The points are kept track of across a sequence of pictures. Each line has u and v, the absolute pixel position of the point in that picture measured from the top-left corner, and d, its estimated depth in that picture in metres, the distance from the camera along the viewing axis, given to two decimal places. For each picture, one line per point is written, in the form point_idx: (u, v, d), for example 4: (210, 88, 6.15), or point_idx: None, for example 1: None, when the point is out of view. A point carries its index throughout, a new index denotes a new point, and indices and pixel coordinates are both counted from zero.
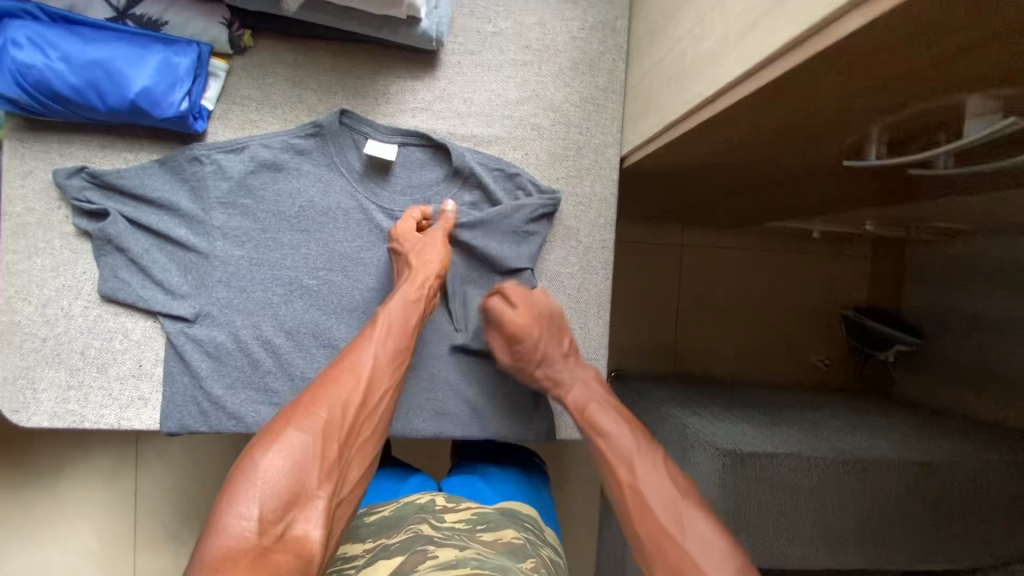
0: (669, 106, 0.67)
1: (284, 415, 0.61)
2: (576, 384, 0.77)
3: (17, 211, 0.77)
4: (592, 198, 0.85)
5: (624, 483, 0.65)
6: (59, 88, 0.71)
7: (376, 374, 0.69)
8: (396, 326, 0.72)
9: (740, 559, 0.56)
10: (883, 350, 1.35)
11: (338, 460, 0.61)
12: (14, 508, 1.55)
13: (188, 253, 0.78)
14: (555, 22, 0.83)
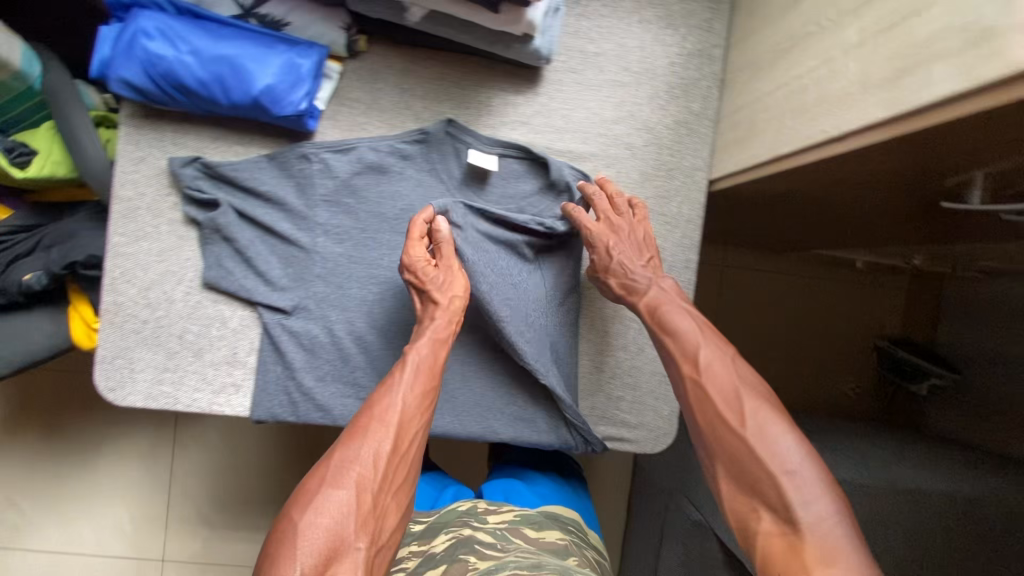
0: (781, 139, 0.69)
1: (320, 472, 0.65)
2: (651, 287, 0.79)
3: (128, 195, 0.79)
4: (679, 219, 0.87)
5: (688, 377, 0.71)
6: (186, 81, 0.73)
7: (404, 418, 0.70)
8: (418, 370, 0.73)
9: (797, 447, 0.63)
10: (916, 383, 1.32)
11: (373, 509, 0.64)
12: (55, 477, 1.60)
13: (289, 247, 0.80)
14: (656, 46, 0.86)
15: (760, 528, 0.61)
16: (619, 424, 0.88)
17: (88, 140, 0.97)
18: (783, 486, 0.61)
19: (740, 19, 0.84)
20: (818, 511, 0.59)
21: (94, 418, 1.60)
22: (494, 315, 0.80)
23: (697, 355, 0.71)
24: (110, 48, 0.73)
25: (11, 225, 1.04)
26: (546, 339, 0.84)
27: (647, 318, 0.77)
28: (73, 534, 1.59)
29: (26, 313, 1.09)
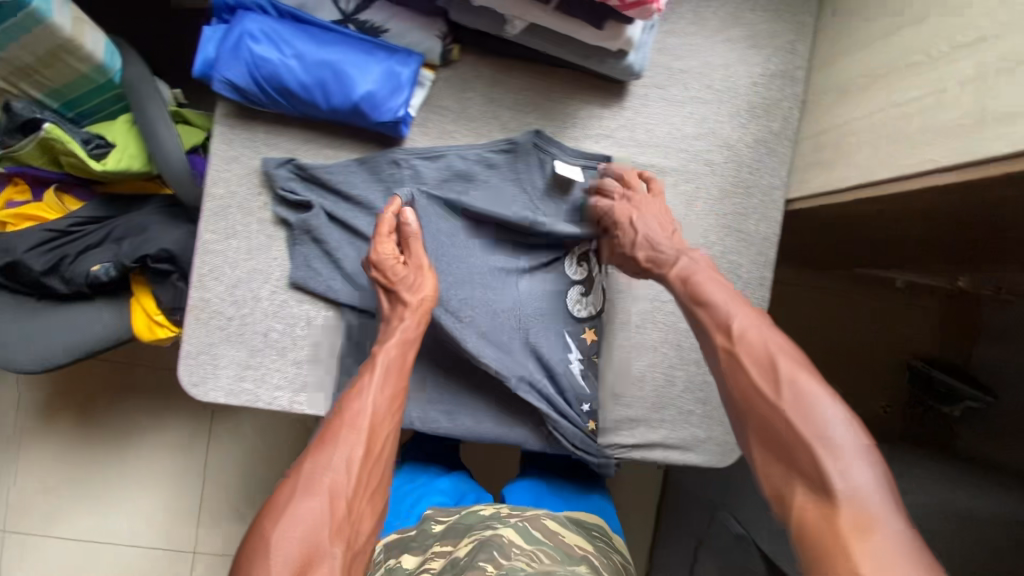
0: (878, 164, 0.70)
1: (289, 483, 0.60)
2: (681, 259, 0.72)
3: (219, 193, 0.80)
4: (755, 236, 0.88)
5: (721, 349, 0.63)
6: (289, 84, 0.74)
7: (375, 422, 0.67)
8: (389, 375, 0.71)
9: (837, 414, 0.55)
10: (947, 404, 1.26)
11: (349, 516, 0.59)
12: (89, 467, 1.60)
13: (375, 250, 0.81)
14: (740, 65, 0.87)
15: (793, 502, 0.54)
16: (688, 437, 0.88)
17: (167, 135, 0.98)
18: (820, 457, 0.53)
19: (825, 42, 0.85)
20: (858, 482, 0.51)
21: (130, 409, 1.60)
22: (450, 316, 0.81)
23: (730, 322, 0.63)
24: (215, 49, 0.74)
25: (82, 216, 1.05)
26: (512, 341, 0.83)
27: (680, 287, 0.70)
28: (104, 522, 1.58)
29: (88, 304, 1.10)
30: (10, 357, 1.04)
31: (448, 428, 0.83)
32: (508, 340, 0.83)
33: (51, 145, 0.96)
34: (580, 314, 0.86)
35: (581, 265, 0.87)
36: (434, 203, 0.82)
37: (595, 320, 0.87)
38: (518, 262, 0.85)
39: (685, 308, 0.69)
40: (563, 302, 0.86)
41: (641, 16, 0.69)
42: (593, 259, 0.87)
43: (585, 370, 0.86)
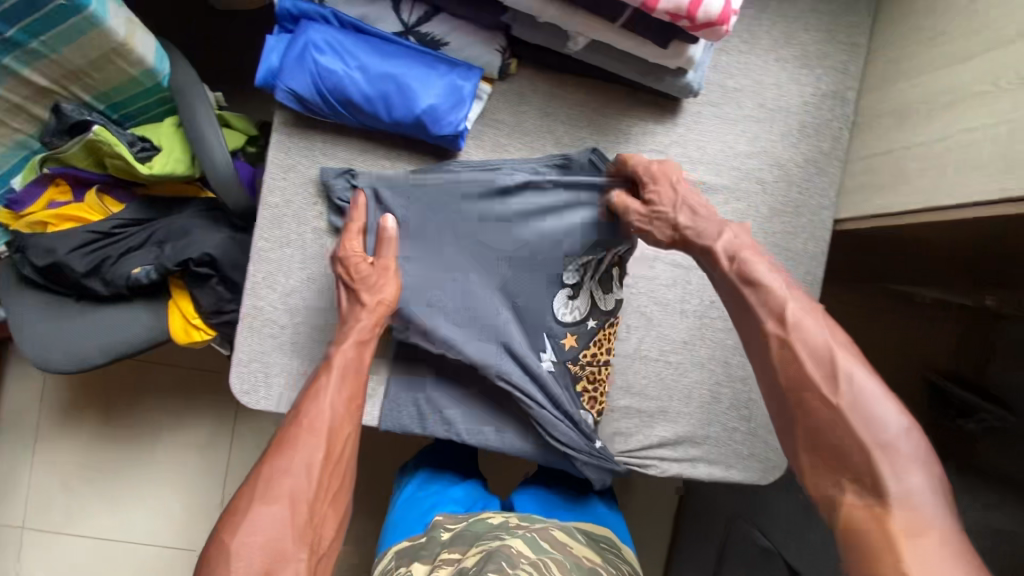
0: (939, 189, 0.71)
1: (247, 491, 0.63)
2: (722, 230, 0.72)
3: (275, 202, 0.80)
4: (803, 255, 0.89)
5: (775, 337, 0.63)
6: (353, 96, 0.74)
7: (333, 425, 0.70)
8: (344, 377, 0.74)
9: (895, 415, 0.57)
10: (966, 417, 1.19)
11: (310, 520, 0.63)
12: (103, 468, 1.56)
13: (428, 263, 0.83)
14: (792, 84, 0.87)
15: (841, 500, 0.57)
16: (730, 453, 0.88)
17: (211, 133, 0.97)
18: (874, 458, 0.56)
19: (878, 63, 0.85)
20: (911, 484, 0.55)
21: (144, 409, 1.57)
22: (426, 308, 0.82)
23: (784, 308, 0.64)
24: (279, 58, 0.75)
25: (124, 218, 1.05)
26: (490, 342, 0.82)
27: (726, 264, 0.69)
28: (122, 521, 1.56)
29: (126, 306, 1.09)
30: (49, 357, 1.06)
31: (496, 443, 0.84)
32: (484, 330, 0.82)
33: (97, 147, 0.96)
34: (564, 318, 0.84)
35: (576, 270, 0.84)
36: (409, 193, 0.81)
37: (579, 326, 0.84)
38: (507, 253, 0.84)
39: (730, 288, 0.69)
40: (548, 303, 0.84)
41: (709, 37, 0.69)
42: (591, 266, 0.84)
43: (558, 373, 0.84)
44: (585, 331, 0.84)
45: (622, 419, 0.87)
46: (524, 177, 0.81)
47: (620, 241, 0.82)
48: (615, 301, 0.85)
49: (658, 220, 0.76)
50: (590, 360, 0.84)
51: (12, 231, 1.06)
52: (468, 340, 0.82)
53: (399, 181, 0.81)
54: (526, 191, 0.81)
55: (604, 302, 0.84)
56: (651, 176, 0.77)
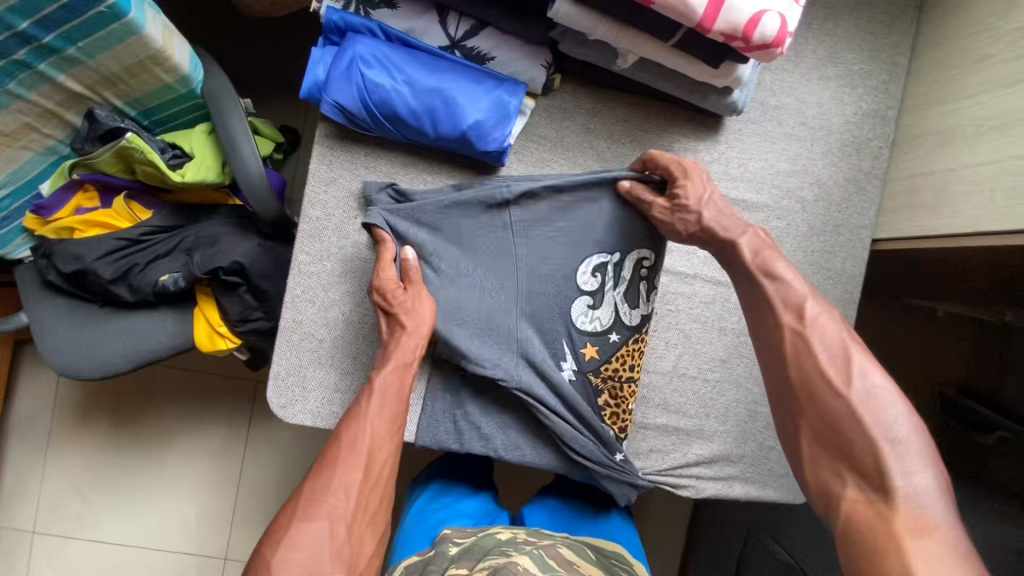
0: (987, 214, 0.71)
1: (290, 509, 0.63)
2: (745, 232, 0.72)
3: (315, 215, 0.80)
4: (841, 274, 0.88)
5: (789, 328, 0.63)
6: (399, 110, 0.74)
7: (374, 447, 0.69)
8: (385, 399, 0.73)
9: (906, 416, 0.56)
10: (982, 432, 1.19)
11: (349, 540, 0.63)
12: (114, 473, 1.54)
13: (469, 282, 0.80)
14: (833, 103, 0.87)
15: (842, 494, 0.56)
16: (767, 472, 0.88)
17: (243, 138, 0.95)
18: (881, 452, 0.54)
19: (920, 84, 0.85)
20: (919, 484, 0.53)
21: (155, 413, 1.55)
22: (457, 324, 0.79)
23: (802, 305, 0.64)
24: (325, 71, 0.75)
25: (152, 225, 1.04)
26: (511, 360, 0.80)
27: (748, 263, 0.69)
28: (135, 526, 1.53)
29: (151, 313, 1.08)
30: (74, 364, 1.05)
31: (533, 458, 0.83)
32: (512, 345, 0.81)
33: (128, 154, 0.94)
34: (584, 326, 0.82)
35: (596, 276, 0.81)
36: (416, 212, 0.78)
37: (600, 337, 0.82)
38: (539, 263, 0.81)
39: (749, 282, 0.69)
40: (567, 313, 0.82)
41: (762, 58, 0.69)
42: (611, 273, 0.82)
43: (579, 384, 0.83)
44: (608, 344, 0.82)
45: (659, 436, 0.87)
46: (523, 187, 0.79)
47: (636, 246, 0.81)
48: (640, 316, 0.83)
49: (680, 214, 0.74)
50: (611, 374, 0.83)
51: (39, 236, 1.05)
52: (490, 354, 0.80)
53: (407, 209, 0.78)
54: (524, 201, 0.80)
55: (628, 316, 0.82)
56: (682, 172, 0.75)
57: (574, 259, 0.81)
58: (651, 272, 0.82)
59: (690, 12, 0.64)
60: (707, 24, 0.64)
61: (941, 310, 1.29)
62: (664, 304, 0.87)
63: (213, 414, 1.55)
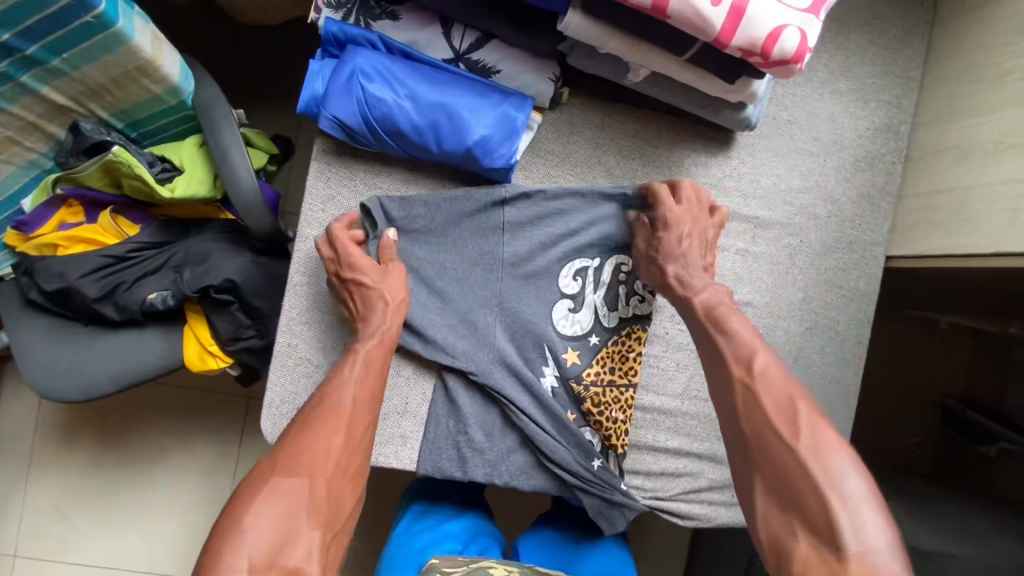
0: (1010, 234, 0.69)
1: (264, 465, 0.57)
2: (707, 289, 0.72)
3: (312, 234, 0.77)
4: (854, 292, 0.86)
5: (738, 382, 0.61)
6: (401, 125, 0.71)
7: (356, 411, 0.65)
8: (366, 367, 0.70)
9: (859, 471, 0.52)
10: (984, 443, 1.19)
11: (328, 499, 0.57)
12: (97, 493, 1.49)
13: (461, 283, 0.79)
14: (846, 118, 0.85)
15: (795, 552, 0.51)
16: None
17: (235, 150, 0.91)
18: (831, 505, 0.50)
19: (935, 98, 0.83)
20: (871, 539, 0.48)
21: (141, 431, 1.50)
22: (431, 324, 0.78)
23: (751, 359, 0.63)
24: (323, 84, 0.71)
25: (141, 241, 1.00)
26: (487, 356, 0.78)
27: (703, 320, 0.69)
28: (123, 549, 1.47)
29: (138, 332, 1.04)
30: (58, 390, 1.00)
31: (540, 485, 0.80)
32: (486, 343, 0.78)
33: (115, 168, 0.90)
34: (564, 330, 0.80)
35: (577, 279, 0.80)
36: (407, 205, 0.77)
37: (580, 341, 0.80)
38: (524, 264, 0.79)
39: (704, 337, 0.68)
40: (549, 315, 0.80)
41: (780, 74, 0.66)
42: (591, 277, 0.80)
43: (560, 391, 0.80)
44: (588, 348, 0.80)
45: (670, 460, 0.83)
46: (518, 188, 0.77)
47: (616, 252, 0.80)
48: (619, 318, 0.81)
49: (650, 264, 0.76)
50: (593, 380, 0.80)
51: (20, 253, 1.00)
52: (461, 351, 0.77)
53: (401, 195, 0.77)
54: (519, 202, 0.78)
55: (607, 317, 0.80)
56: (664, 224, 0.74)
57: (557, 259, 0.79)
58: (630, 277, 0.81)
59: (708, 27, 0.61)
60: (725, 39, 0.62)
61: (944, 322, 1.27)
62: (675, 323, 0.83)
63: (201, 431, 1.50)
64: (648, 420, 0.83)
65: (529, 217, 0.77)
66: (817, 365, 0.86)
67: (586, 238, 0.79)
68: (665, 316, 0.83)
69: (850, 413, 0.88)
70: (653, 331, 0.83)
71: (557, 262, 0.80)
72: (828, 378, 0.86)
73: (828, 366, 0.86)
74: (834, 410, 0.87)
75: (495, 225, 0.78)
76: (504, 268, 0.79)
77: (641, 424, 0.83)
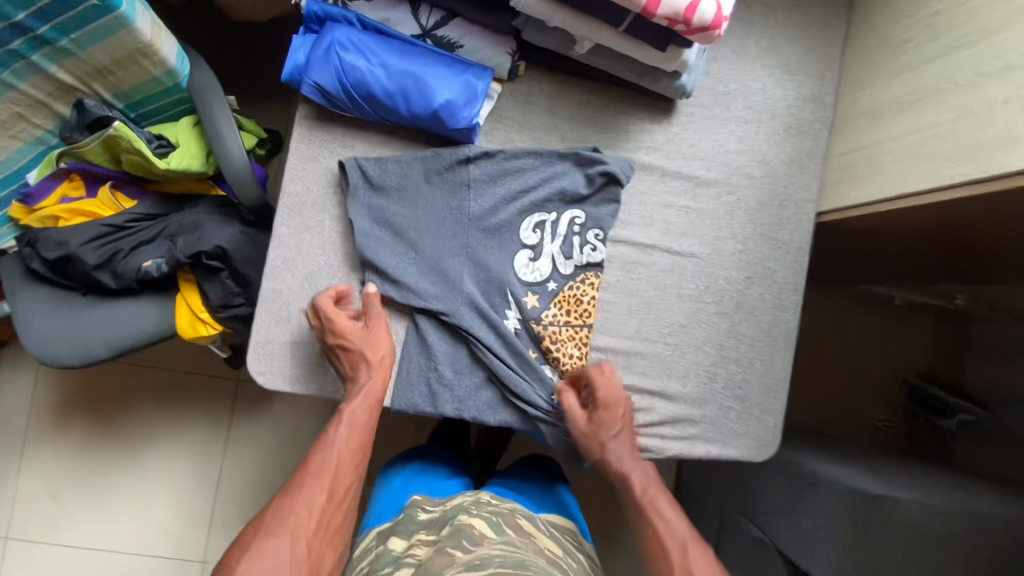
0: (910, 177, 0.79)
1: (257, 526, 0.71)
2: (636, 470, 0.85)
3: (295, 190, 0.85)
4: (789, 245, 0.95)
5: (677, 564, 0.74)
6: (374, 90, 0.80)
7: (338, 474, 0.77)
8: (351, 429, 0.80)
9: None
10: (945, 418, 1.45)
11: (308, 556, 0.69)
12: (88, 475, 1.53)
13: (430, 237, 0.87)
14: (776, 89, 0.95)
15: None
16: (726, 432, 0.93)
17: (227, 126, 0.99)
18: None
19: (853, 72, 0.94)
20: None
21: (133, 414, 1.55)
22: (403, 271, 0.86)
23: (683, 542, 0.76)
24: (305, 56, 0.81)
25: (138, 213, 1.08)
26: (456, 299, 0.86)
27: (639, 501, 0.81)
28: (112, 528, 1.52)
29: (134, 300, 1.11)
30: (57, 354, 1.07)
31: (503, 418, 0.88)
32: (455, 289, 0.87)
33: (115, 143, 0.99)
34: (525, 278, 0.89)
35: (536, 232, 0.89)
36: (384, 165, 0.86)
37: (539, 286, 0.89)
38: (486, 217, 0.88)
39: (641, 519, 0.80)
40: (511, 263, 0.89)
41: (703, 40, 0.76)
42: (549, 229, 0.90)
43: (522, 331, 0.89)
44: (546, 293, 0.89)
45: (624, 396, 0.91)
46: (480, 148, 0.87)
47: (571, 206, 0.89)
48: (574, 266, 0.90)
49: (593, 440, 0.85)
50: (551, 322, 0.89)
51: (24, 225, 1.08)
52: (432, 296, 0.86)
53: (377, 157, 0.86)
54: (480, 160, 0.87)
55: (564, 266, 0.89)
56: (604, 407, 0.85)
57: (517, 212, 0.88)
58: (584, 228, 0.90)
59: None
60: (651, 8, 0.72)
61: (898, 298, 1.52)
62: (626, 272, 0.92)
63: (193, 413, 1.55)
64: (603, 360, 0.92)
65: (489, 174, 0.87)
66: (759, 310, 0.95)
67: (542, 193, 0.88)
68: (617, 265, 0.92)
69: (790, 355, 0.97)
70: (607, 279, 0.92)
71: (517, 216, 0.89)
72: (768, 322, 0.95)
73: (769, 312, 0.95)
74: (774, 352, 0.95)
75: (462, 183, 0.87)
76: (470, 221, 0.88)
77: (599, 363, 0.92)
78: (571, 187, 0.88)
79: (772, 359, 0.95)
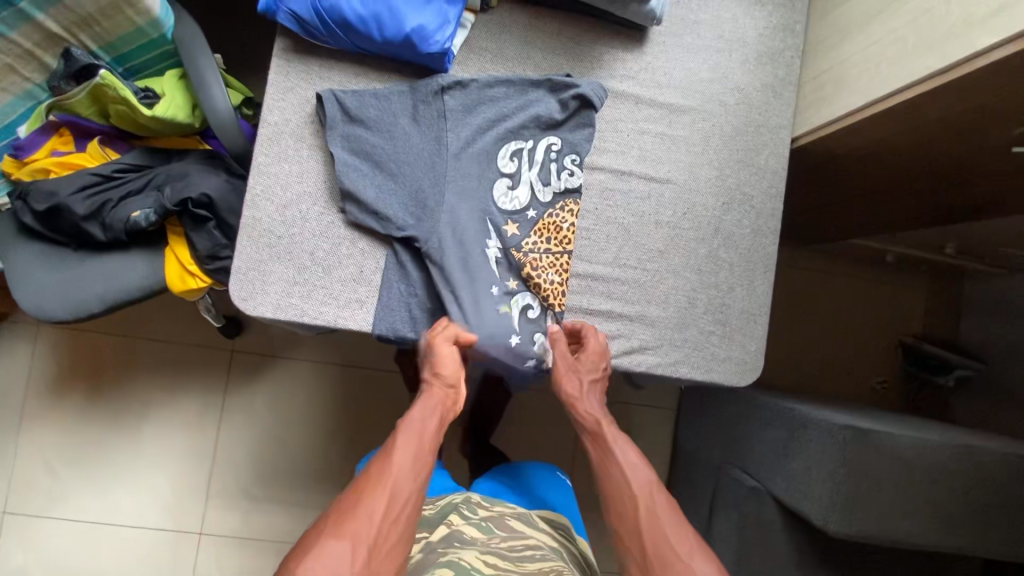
0: (876, 84, 0.80)
1: (316, 529, 0.65)
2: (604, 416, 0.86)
3: (273, 120, 0.87)
4: (766, 170, 0.96)
5: (641, 506, 0.74)
6: (348, 17, 0.82)
7: (399, 481, 0.70)
8: (414, 439, 0.76)
9: None
10: (942, 376, 1.39)
11: (367, 566, 0.62)
12: (80, 447, 1.39)
13: (405, 166, 0.87)
14: (745, 19, 0.96)
15: None
16: (710, 356, 0.94)
17: (204, 67, 0.99)
18: None
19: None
20: None
21: (124, 381, 1.41)
22: (376, 201, 0.86)
23: (648, 486, 0.76)
24: None
25: (126, 163, 1.11)
26: (436, 225, 0.87)
27: (603, 444, 0.83)
28: (101, 510, 1.38)
29: (123, 254, 1.11)
30: (47, 306, 1.07)
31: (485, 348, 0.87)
32: (432, 213, 0.87)
33: (102, 93, 1.01)
34: (504, 205, 0.90)
35: (513, 160, 0.90)
36: (359, 96, 0.87)
37: (519, 214, 0.90)
38: (462, 143, 0.88)
39: (608, 460, 0.81)
40: (488, 191, 0.90)
41: None
42: (526, 157, 0.91)
43: (502, 258, 0.89)
44: (526, 220, 0.90)
45: (605, 322, 0.92)
46: (454, 77, 0.88)
47: (547, 132, 0.91)
48: (553, 193, 0.91)
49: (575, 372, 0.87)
50: (530, 249, 0.89)
51: (16, 179, 1.10)
52: (409, 223, 0.86)
53: (353, 89, 0.87)
54: (454, 89, 0.89)
55: (542, 193, 0.90)
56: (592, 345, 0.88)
57: (494, 139, 0.90)
58: (560, 155, 0.91)
59: None
60: None
61: (891, 254, 1.43)
62: (603, 199, 0.93)
63: (191, 381, 1.42)
64: (582, 287, 0.92)
65: (462, 103, 0.88)
66: (737, 236, 0.95)
67: (518, 120, 0.90)
68: (594, 192, 0.93)
69: (772, 279, 0.97)
70: (585, 207, 0.92)
71: (495, 144, 0.90)
72: (748, 247, 0.96)
73: (749, 236, 0.96)
74: (754, 276, 0.96)
75: (439, 113, 0.88)
76: (442, 148, 0.88)
77: (578, 290, 0.92)
78: (546, 112, 0.90)
79: (752, 283, 0.96)
